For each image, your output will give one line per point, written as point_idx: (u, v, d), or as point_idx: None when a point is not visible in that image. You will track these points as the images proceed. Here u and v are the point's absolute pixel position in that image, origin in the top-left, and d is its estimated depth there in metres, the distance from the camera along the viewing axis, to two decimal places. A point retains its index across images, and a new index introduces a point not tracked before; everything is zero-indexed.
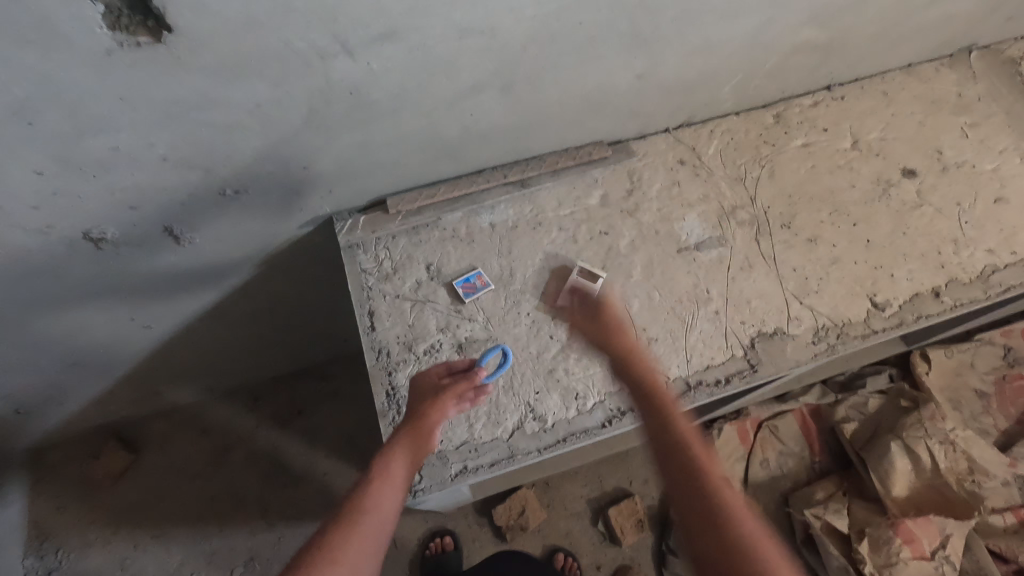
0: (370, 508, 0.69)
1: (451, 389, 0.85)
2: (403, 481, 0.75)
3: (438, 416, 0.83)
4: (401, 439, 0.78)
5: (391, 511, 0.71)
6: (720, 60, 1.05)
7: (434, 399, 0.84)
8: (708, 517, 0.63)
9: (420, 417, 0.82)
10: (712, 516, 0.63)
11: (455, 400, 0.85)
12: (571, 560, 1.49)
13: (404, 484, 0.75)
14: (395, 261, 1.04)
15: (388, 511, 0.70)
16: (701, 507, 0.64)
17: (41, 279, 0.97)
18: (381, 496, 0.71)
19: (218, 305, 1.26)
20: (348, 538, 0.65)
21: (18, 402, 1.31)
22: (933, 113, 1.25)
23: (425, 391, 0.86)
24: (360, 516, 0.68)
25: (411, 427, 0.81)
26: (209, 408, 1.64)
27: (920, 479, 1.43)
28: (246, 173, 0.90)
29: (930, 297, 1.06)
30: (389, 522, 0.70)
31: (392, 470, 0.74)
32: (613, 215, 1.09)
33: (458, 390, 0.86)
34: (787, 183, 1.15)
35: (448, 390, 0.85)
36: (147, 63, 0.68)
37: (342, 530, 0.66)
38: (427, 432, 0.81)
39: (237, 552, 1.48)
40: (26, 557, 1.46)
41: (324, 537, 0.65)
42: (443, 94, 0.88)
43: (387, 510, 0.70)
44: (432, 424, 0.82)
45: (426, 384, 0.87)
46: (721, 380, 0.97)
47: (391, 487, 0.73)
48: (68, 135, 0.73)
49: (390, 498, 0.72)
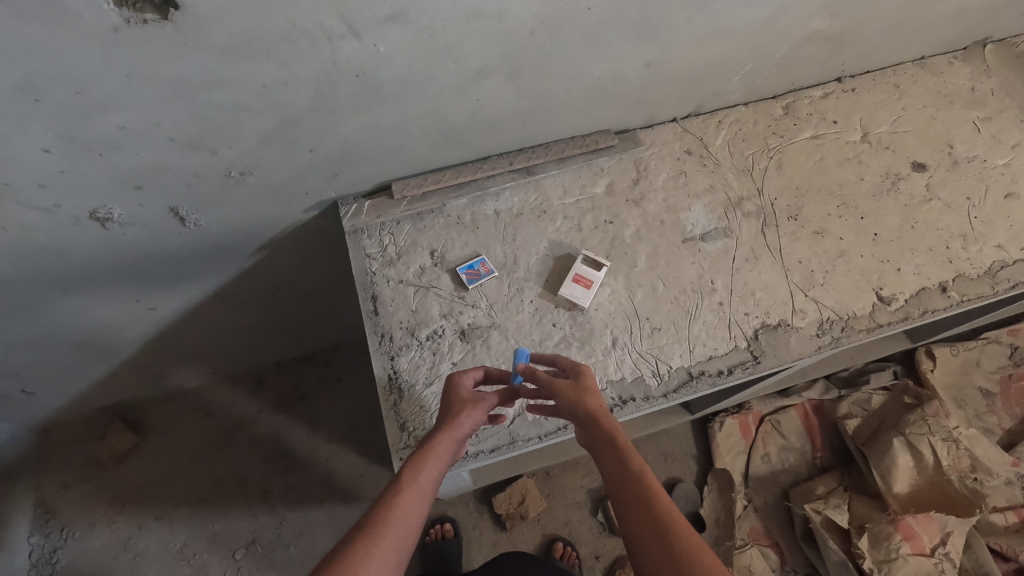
0: (395, 520, 0.63)
1: (487, 398, 0.81)
2: (428, 492, 0.69)
3: (470, 425, 0.78)
4: (431, 446, 0.73)
5: (415, 524, 0.65)
6: (730, 49, 1.04)
7: (469, 405, 0.78)
8: (652, 541, 0.60)
9: (451, 423, 0.76)
10: (655, 543, 0.60)
11: (486, 410, 0.80)
12: (570, 549, 1.49)
13: (429, 495, 0.69)
14: (399, 246, 1.04)
15: (413, 524, 0.65)
16: (646, 536, 0.61)
17: (49, 258, 0.97)
18: (406, 506, 0.65)
19: (223, 288, 1.26)
20: (372, 553, 0.60)
21: (25, 381, 1.32)
22: (945, 106, 1.24)
23: (461, 395, 0.80)
24: (385, 529, 0.62)
25: (442, 431, 0.75)
26: (213, 392, 1.65)
27: (922, 477, 1.39)
28: (252, 154, 0.90)
29: (936, 291, 1.05)
30: (411, 535, 0.64)
31: (419, 480, 0.69)
32: (619, 204, 1.09)
33: (491, 401, 0.81)
34: (795, 175, 1.14)
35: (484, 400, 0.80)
36: (154, 41, 0.68)
37: (366, 542, 0.61)
38: (456, 441, 0.75)
39: (239, 535, 1.50)
40: (32, 535, 1.47)
41: (346, 548, 0.60)
42: (449, 78, 0.88)
43: (411, 524, 0.65)
44: (463, 432, 0.77)
45: (463, 387, 0.82)
46: (723, 371, 0.97)
47: (417, 498, 0.67)
48: (74, 112, 0.73)
49: (415, 510, 0.66)
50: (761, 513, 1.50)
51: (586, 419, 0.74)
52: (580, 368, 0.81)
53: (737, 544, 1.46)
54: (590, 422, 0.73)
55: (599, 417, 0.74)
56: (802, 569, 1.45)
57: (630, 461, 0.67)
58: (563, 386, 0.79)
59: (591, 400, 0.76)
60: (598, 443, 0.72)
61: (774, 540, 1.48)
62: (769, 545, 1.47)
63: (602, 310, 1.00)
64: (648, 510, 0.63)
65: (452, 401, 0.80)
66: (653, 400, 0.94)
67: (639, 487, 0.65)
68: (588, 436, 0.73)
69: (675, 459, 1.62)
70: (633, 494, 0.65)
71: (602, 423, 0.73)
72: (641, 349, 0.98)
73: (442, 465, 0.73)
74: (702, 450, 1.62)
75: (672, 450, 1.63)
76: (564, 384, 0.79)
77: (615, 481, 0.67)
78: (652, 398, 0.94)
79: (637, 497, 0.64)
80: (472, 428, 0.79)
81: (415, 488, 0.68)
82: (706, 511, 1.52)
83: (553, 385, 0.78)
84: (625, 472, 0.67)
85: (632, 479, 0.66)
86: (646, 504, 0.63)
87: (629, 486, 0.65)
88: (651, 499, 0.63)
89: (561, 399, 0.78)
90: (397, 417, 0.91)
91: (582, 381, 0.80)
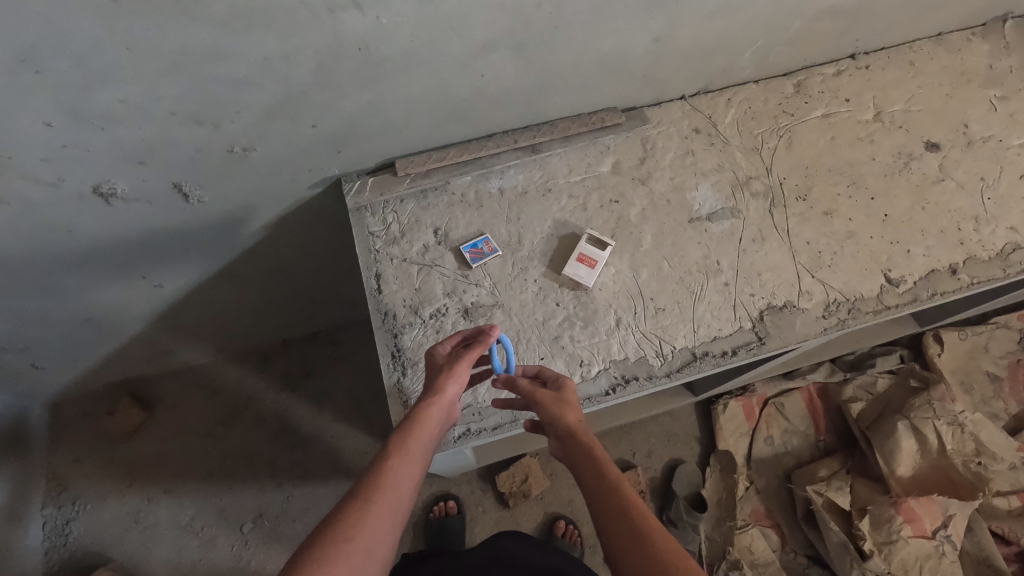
0: (388, 486, 0.64)
1: (467, 355, 0.80)
2: (421, 459, 0.70)
3: (454, 389, 0.78)
4: (419, 414, 0.73)
5: (409, 490, 0.66)
6: (740, 25, 1.01)
7: (452, 369, 0.78)
8: (629, 546, 0.61)
9: (437, 389, 0.77)
10: (633, 551, 0.60)
11: (470, 368, 0.80)
12: (572, 528, 1.50)
13: (422, 461, 0.70)
14: (403, 224, 1.04)
15: (407, 489, 0.65)
16: (625, 545, 0.61)
17: (54, 234, 0.98)
18: (399, 473, 0.66)
19: (229, 266, 1.27)
20: (365, 519, 0.60)
21: (35, 356, 1.34)
22: (962, 83, 1.20)
23: (440, 360, 0.81)
24: (377, 494, 0.63)
25: (427, 398, 0.75)
26: (220, 369, 1.67)
27: (926, 460, 1.40)
28: (254, 129, 0.89)
29: (946, 274, 1.03)
30: (405, 499, 0.65)
31: (410, 447, 0.69)
32: (625, 182, 1.08)
33: (472, 362, 0.81)
34: (805, 154, 1.12)
35: (463, 357, 0.80)
36: (152, 12, 0.67)
37: (359, 507, 0.61)
38: (445, 406, 0.76)
39: (246, 509, 1.52)
40: (45, 507, 1.50)
41: (339, 514, 0.60)
42: (453, 52, 0.86)
43: (405, 489, 0.65)
44: (449, 397, 0.77)
45: (443, 355, 0.82)
46: (727, 352, 0.97)
47: (409, 462, 0.68)
48: (75, 85, 0.73)
49: (407, 474, 0.67)
50: (762, 494, 1.52)
51: (565, 434, 0.75)
52: (561, 381, 0.81)
53: (738, 525, 1.47)
54: (569, 438, 0.74)
55: (578, 431, 0.74)
56: (803, 550, 1.45)
57: (606, 473, 0.68)
58: (544, 397, 0.79)
59: (571, 415, 0.76)
60: (576, 455, 0.72)
61: (775, 521, 1.49)
62: (770, 526, 1.48)
63: (607, 290, 0.99)
64: (623, 519, 0.63)
65: (435, 367, 0.81)
66: (656, 380, 0.94)
67: (617, 499, 0.65)
68: (566, 452, 0.74)
69: (678, 440, 1.62)
70: (611, 505, 0.65)
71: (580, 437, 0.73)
72: (645, 329, 0.97)
73: (433, 432, 0.73)
74: (705, 432, 1.63)
75: (674, 431, 1.63)
76: (546, 395, 0.80)
77: (593, 493, 0.67)
78: (654, 378, 0.94)
79: (612, 510, 0.64)
80: (459, 391, 0.79)
81: (408, 454, 0.68)
82: (708, 493, 1.53)
83: (535, 396, 0.79)
84: (602, 484, 0.67)
85: (609, 491, 0.66)
86: (624, 514, 0.63)
87: (606, 498, 0.66)
88: (628, 508, 0.64)
89: (542, 414, 0.78)
90: (400, 394, 0.91)
91: (563, 396, 0.79)
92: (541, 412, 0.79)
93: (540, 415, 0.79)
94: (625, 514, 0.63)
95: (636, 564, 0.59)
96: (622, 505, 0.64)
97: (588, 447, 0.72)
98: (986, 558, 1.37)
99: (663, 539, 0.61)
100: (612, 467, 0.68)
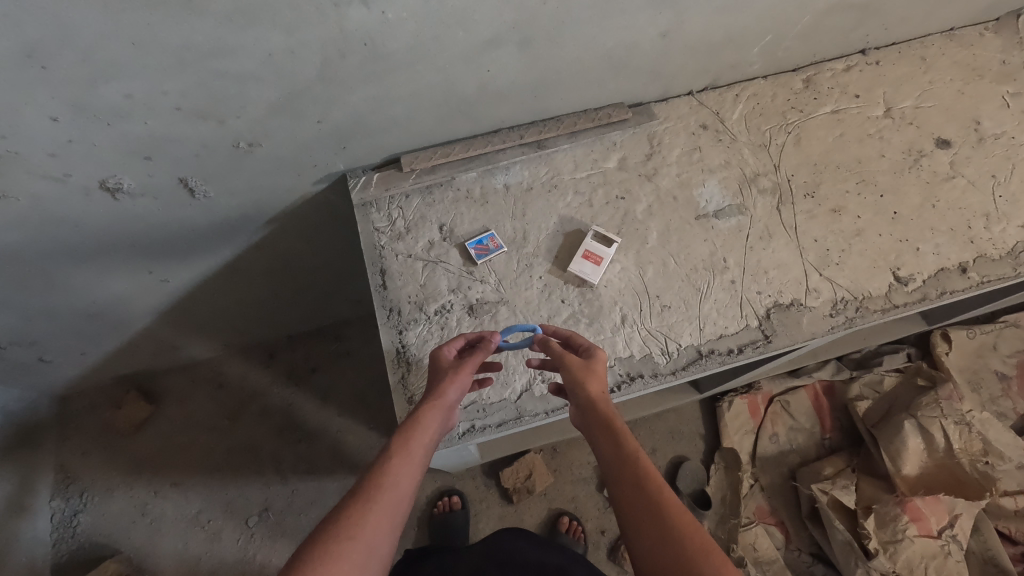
0: (389, 485, 0.64)
1: (470, 360, 0.80)
2: (421, 459, 0.70)
3: (455, 392, 0.78)
4: (419, 416, 0.73)
5: (409, 490, 0.66)
6: (748, 20, 1.00)
7: (453, 373, 0.78)
8: (644, 519, 0.61)
9: (438, 393, 0.77)
10: (648, 523, 0.60)
11: (473, 373, 0.80)
12: (576, 524, 1.51)
13: (423, 462, 0.70)
14: (408, 220, 1.03)
15: (407, 490, 0.65)
16: (640, 517, 0.61)
17: (61, 228, 0.98)
18: (399, 473, 0.66)
19: (235, 261, 1.27)
20: (365, 518, 0.60)
21: (43, 350, 1.35)
22: (974, 79, 1.19)
23: (443, 364, 0.81)
24: (378, 494, 0.63)
25: (429, 402, 0.75)
26: (226, 363, 1.67)
27: (932, 459, 1.40)
28: (259, 125, 0.89)
29: (956, 272, 1.02)
30: (406, 501, 0.65)
31: (411, 448, 0.69)
32: (630, 179, 1.07)
33: (473, 366, 0.80)
34: (813, 151, 1.11)
35: (465, 363, 0.80)
36: (158, 7, 0.67)
37: (359, 507, 0.61)
38: (445, 409, 0.76)
39: (252, 503, 1.53)
40: (53, 499, 1.52)
41: (339, 513, 0.61)
42: (460, 47, 0.86)
43: (405, 490, 0.65)
44: (450, 401, 0.77)
45: (447, 358, 0.82)
46: (733, 350, 0.96)
47: (410, 463, 0.68)
48: (80, 80, 0.73)
49: (407, 475, 0.66)
50: (767, 492, 1.51)
51: (585, 403, 0.74)
52: (591, 350, 0.81)
53: (742, 522, 1.47)
54: (589, 407, 0.74)
55: (598, 402, 0.74)
56: (808, 548, 1.45)
57: (625, 444, 0.67)
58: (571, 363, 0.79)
59: (594, 384, 0.76)
60: (597, 425, 0.72)
61: (780, 519, 1.49)
62: (775, 524, 1.48)
63: (612, 287, 0.99)
64: (639, 491, 0.63)
65: (438, 370, 0.80)
66: (661, 377, 0.94)
67: (635, 470, 0.65)
68: (587, 421, 0.74)
69: (683, 437, 1.62)
70: (627, 475, 0.65)
71: (600, 407, 0.73)
72: (650, 327, 0.97)
73: (434, 434, 0.73)
74: (710, 429, 1.62)
75: (679, 428, 1.63)
76: (573, 361, 0.79)
77: (610, 464, 0.68)
78: (660, 375, 0.94)
79: (630, 479, 0.64)
80: (460, 395, 0.79)
81: (409, 455, 0.68)
82: (712, 490, 1.54)
83: (563, 360, 0.78)
84: (620, 454, 0.67)
85: (627, 462, 0.66)
86: (639, 485, 0.63)
87: (625, 469, 0.66)
88: (644, 480, 0.63)
89: (566, 380, 0.78)
90: (404, 390, 0.92)
91: (590, 364, 0.79)
92: (565, 378, 0.79)
93: (564, 380, 0.79)
94: (642, 490, 0.63)
95: (651, 539, 0.59)
96: (639, 479, 0.64)
97: (609, 418, 0.71)
98: (992, 557, 1.37)
99: (678, 513, 0.60)
100: (632, 440, 0.68)
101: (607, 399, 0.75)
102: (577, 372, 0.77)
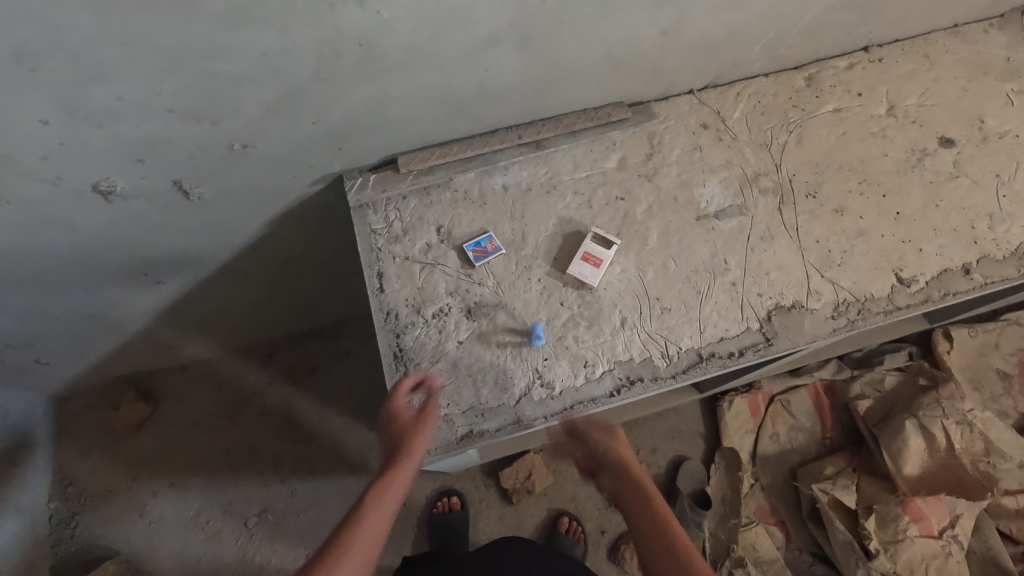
0: (350, 553, 0.67)
1: (427, 416, 0.84)
2: (387, 521, 0.73)
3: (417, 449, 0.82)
4: (388, 478, 0.77)
5: (370, 555, 0.69)
6: (750, 17, 0.99)
7: (415, 430, 0.82)
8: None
9: (402, 451, 0.80)
10: None
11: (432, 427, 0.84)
12: (576, 524, 1.51)
13: (386, 525, 0.73)
14: (406, 222, 1.02)
15: (367, 556, 0.69)
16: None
17: (54, 231, 0.97)
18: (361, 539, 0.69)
19: (232, 262, 1.26)
20: None
21: (40, 352, 1.35)
22: (978, 76, 1.17)
23: (404, 417, 0.84)
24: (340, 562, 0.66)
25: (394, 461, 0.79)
26: (224, 363, 1.67)
27: (934, 459, 1.40)
28: (253, 126, 0.88)
29: (959, 273, 1.01)
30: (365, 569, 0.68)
31: (378, 512, 0.73)
32: (630, 179, 1.06)
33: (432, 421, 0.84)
34: (815, 150, 1.10)
35: (424, 418, 0.84)
36: (149, 8, 0.65)
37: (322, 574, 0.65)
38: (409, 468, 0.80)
39: (251, 503, 1.53)
40: (52, 500, 1.51)
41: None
42: (457, 47, 0.85)
43: (366, 555, 0.69)
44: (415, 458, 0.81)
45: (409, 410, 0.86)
46: (734, 353, 0.95)
47: (371, 530, 0.71)
48: (71, 82, 0.72)
49: (370, 541, 0.70)
50: (768, 492, 1.51)
51: (617, 471, 0.81)
52: (615, 426, 0.88)
53: (743, 522, 1.47)
54: (621, 474, 0.80)
55: (630, 470, 0.80)
56: (808, 548, 1.45)
57: (656, 513, 0.73)
58: (597, 433, 0.86)
59: (623, 455, 0.83)
60: (627, 493, 0.78)
61: (780, 519, 1.48)
62: (775, 523, 1.48)
63: (611, 289, 0.98)
64: (672, 555, 0.68)
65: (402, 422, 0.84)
66: (661, 381, 0.93)
67: (666, 537, 0.70)
68: (616, 487, 0.80)
69: (683, 437, 1.61)
70: (660, 542, 0.70)
71: (631, 475, 0.79)
72: (651, 329, 0.96)
73: (399, 495, 0.77)
74: (711, 428, 1.62)
75: (679, 427, 1.62)
76: (602, 434, 0.86)
77: (642, 529, 0.73)
78: (660, 379, 0.93)
79: (663, 545, 0.70)
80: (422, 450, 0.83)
81: (371, 521, 0.72)
82: (713, 490, 1.53)
83: (592, 432, 0.85)
84: (652, 521, 0.72)
85: (660, 528, 0.72)
86: (673, 550, 0.69)
87: (658, 535, 0.71)
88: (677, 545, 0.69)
89: (596, 450, 0.84)
90: None
91: (618, 437, 0.86)
92: (593, 448, 0.85)
93: (592, 449, 0.85)
94: (673, 555, 0.68)
95: None
96: (670, 543, 0.69)
97: (639, 487, 0.77)
98: (993, 557, 1.36)
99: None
100: (663, 508, 0.74)
101: (633, 468, 0.81)
102: (609, 443, 0.83)
